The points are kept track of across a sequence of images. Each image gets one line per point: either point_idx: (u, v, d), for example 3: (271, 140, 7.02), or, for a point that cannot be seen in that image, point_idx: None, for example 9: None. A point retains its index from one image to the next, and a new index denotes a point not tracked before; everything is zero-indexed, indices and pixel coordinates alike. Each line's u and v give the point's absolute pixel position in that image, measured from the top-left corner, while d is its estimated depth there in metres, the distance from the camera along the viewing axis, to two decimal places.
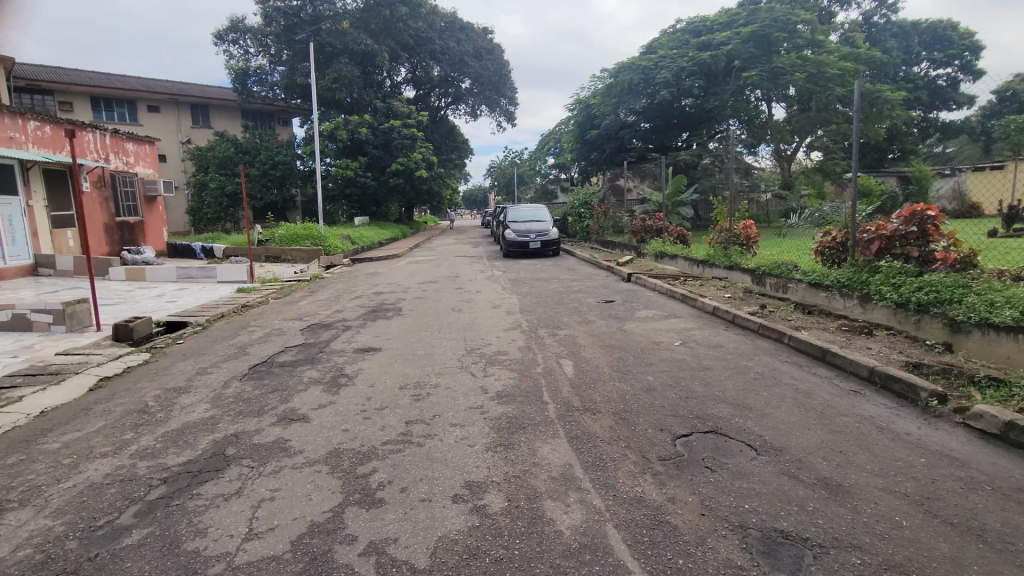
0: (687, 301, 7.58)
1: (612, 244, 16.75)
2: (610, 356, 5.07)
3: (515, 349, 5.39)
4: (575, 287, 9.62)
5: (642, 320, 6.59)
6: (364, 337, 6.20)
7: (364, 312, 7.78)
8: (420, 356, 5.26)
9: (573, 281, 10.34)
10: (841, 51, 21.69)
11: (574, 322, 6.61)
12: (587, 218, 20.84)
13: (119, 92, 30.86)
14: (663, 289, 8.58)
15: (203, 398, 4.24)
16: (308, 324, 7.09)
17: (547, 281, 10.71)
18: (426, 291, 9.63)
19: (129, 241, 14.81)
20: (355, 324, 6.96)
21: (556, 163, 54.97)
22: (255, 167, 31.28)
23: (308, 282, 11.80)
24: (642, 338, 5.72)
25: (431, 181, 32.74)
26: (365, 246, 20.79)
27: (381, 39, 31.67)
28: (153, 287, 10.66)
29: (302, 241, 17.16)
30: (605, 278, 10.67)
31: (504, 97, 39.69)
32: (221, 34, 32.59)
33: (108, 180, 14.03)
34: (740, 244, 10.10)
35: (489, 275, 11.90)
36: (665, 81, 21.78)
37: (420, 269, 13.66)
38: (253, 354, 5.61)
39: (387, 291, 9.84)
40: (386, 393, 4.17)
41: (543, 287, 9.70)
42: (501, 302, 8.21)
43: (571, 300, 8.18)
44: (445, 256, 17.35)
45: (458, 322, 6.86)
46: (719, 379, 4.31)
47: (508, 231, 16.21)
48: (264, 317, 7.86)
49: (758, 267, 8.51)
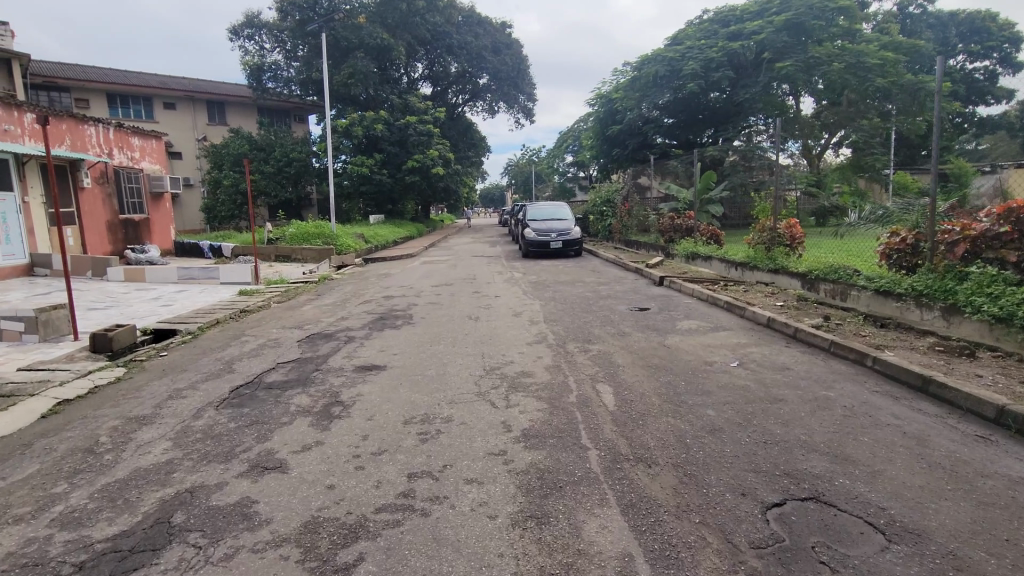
0: (733, 309, 6.69)
1: (637, 244, 15.85)
2: (658, 380, 4.23)
3: (541, 370, 4.57)
4: (602, 291, 8.79)
5: (684, 333, 5.74)
6: (367, 351, 5.43)
7: (372, 319, 7.04)
8: (431, 378, 4.47)
9: (600, 285, 9.51)
10: (880, 40, 20.51)
11: (607, 334, 5.79)
12: (609, 217, 19.97)
13: (135, 89, 30.61)
14: (703, 295, 7.70)
15: (165, 434, 3.49)
16: (308, 334, 6.36)
17: (571, 284, 9.89)
18: (440, 295, 8.89)
19: (134, 239, 14.27)
20: (360, 334, 6.20)
21: (575, 161, 54.11)
22: (270, 164, 30.83)
23: (316, 284, 11.11)
24: (690, 356, 4.87)
25: (448, 178, 32.02)
26: (380, 245, 20.12)
27: (398, 33, 31.07)
28: (151, 289, 10.04)
29: (313, 240, 16.53)
30: (634, 281, 9.82)
31: (522, 93, 38.87)
32: (236, 29, 32.27)
33: (111, 176, 13.47)
34: (785, 245, 9.17)
35: (508, 277, 11.12)
36: (692, 71, 20.82)
37: (434, 270, 12.92)
38: (238, 372, 4.88)
39: (398, 295, 9.10)
40: (386, 431, 3.38)
41: (567, 292, 8.89)
42: (522, 309, 7.41)
43: (601, 307, 7.35)
44: (461, 256, 16.59)
45: (475, 333, 6.08)
46: (800, 417, 3.44)
47: (527, 230, 15.40)
48: (262, 325, 7.15)
49: (810, 272, 7.60)
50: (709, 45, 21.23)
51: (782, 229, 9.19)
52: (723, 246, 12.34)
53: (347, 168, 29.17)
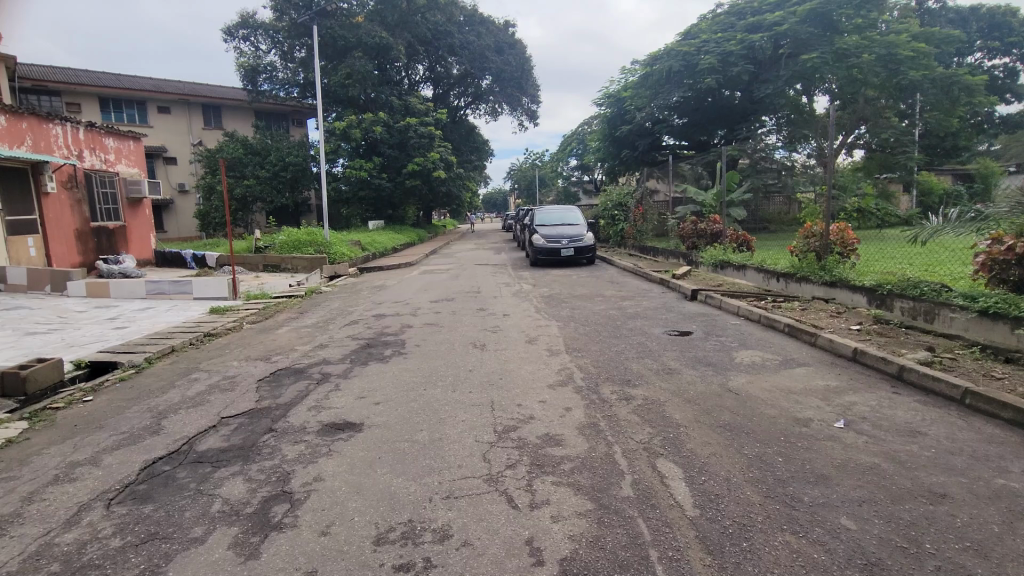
0: (798, 332, 5.48)
1: (655, 251, 14.65)
2: (745, 455, 2.97)
3: (575, 435, 3.33)
4: (630, 309, 7.54)
5: (750, 370, 4.48)
6: (344, 398, 4.18)
7: (356, 348, 5.79)
8: (425, 447, 3.22)
9: (626, 300, 8.27)
10: (910, 31, 19.23)
11: (650, 372, 4.54)
12: (622, 222, 18.75)
13: (127, 92, 29.58)
14: (752, 314, 6.47)
15: (7, 563, 2.25)
16: (274, 370, 5.11)
17: (591, 298, 8.66)
18: (441, 314, 7.68)
19: (108, 248, 13.06)
20: (338, 371, 4.96)
21: (580, 165, 52.97)
22: (265, 168, 29.63)
23: (301, 299, 9.90)
24: (772, 410, 3.61)
25: (450, 182, 30.85)
26: (377, 253, 18.96)
27: (398, 32, 30.00)
28: (113, 307, 8.81)
29: (304, 248, 15.35)
30: (662, 295, 8.59)
31: (527, 95, 37.68)
32: (231, 30, 31.16)
33: (80, 180, 12.23)
34: (837, 252, 7.90)
35: (517, 290, 9.91)
36: (709, 66, 19.62)
37: (435, 282, 11.72)
38: (166, 434, 3.63)
39: (393, 313, 7.88)
40: (349, 567, 2.14)
41: (588, 309, 7.66)
42: (539, 334, 6.16)
43: (633, 331, 6.09)
44: (464, 265, 15.40)
45: (482, 369, 4.83)
46: (1001, 538, 2.18)
47: (536, 236, 14.17)
48: (226, 355, 5.90)
49: (884, 286, 6.34)
50: (726, 38, 20.03)
51: (833, 235, 7.91)
52: (754, 253, 11.10)
53: (345, 172, 28.07)
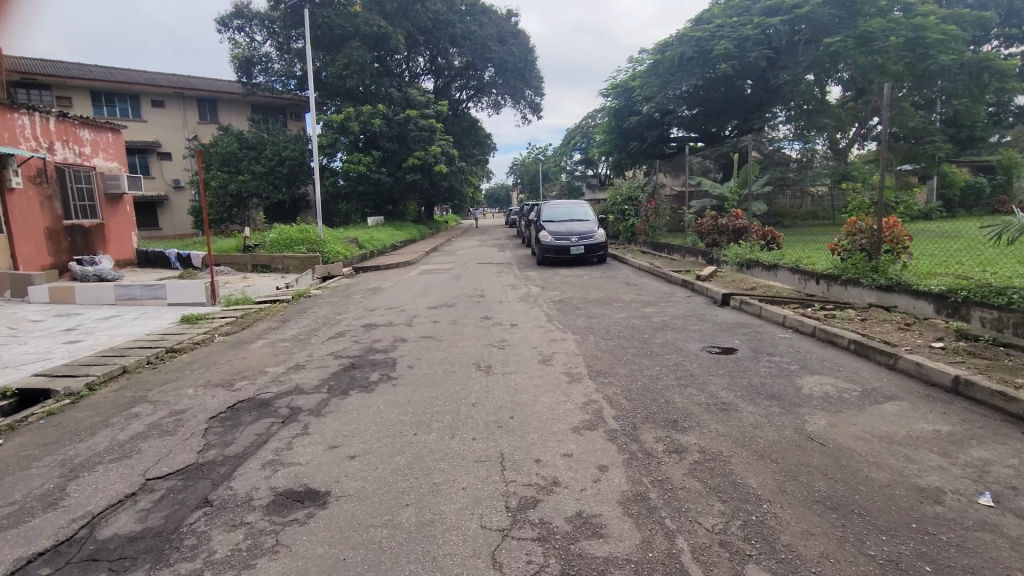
0: (869, 350, 4.53)
1: (670, 248, 13.72)
2: (878, 565, 2.03)
3: (620, 519, 2.38)
4: (656, 318, 6.58)
5: (830, 407, 3.53)
6: (312, 448, 3.25)
7: (337, 371, 4.86)
8: (410, 540, 2.29)
9: (651, 306, 7.31)
10: (937, 13, 18.18)
11: (699, 410, 3.59)
12: (633, 217, 17.76)
13: (120, 85, 28.67)
14: (804, 326, 5.51)
15: None
16: (234, 403, 4.17)
17: (610, 303, 7.74)
18: (440, 324, 6.76)
19: (83, 248, 12.13)
20: (310, 406, 4.02)
21: (583, 159, 52.01)
22: (260, 163, 28.66)
23: (288, 304, 8.99)
24: (883, 475, 2.66)
25: (452, 177, 29.87)
26: (376, 251, 18.02)
27: (397, 21, 28.98)
28: (74, 316, 7.88)
29: (297, 246, 14.42)
30: (688, 300, 7.65)
31: (530, 87, 36.63)
32: (224, 20, 30.14)
33: (50, 174, 11.28)
34: (890, 251, 6.95)
35: (525, 294, 8.97)
36: (725, 52, 18.59)
37: (434, 283, 10.81)
38: (64, 510, 2.68)
39: (385, 323, 6.94)
40: None
41: (609, 318, 6.71)
42: (556, 352, 5.20)
43: (665, 349, 5.15)
44: (466, 263, 14.50)
45: (488, 403, 3.88)
46: None
47: (543, 232, 13.23)
48: (183, 379, 4.95)
49: (962, 294, 5.35)
50: (742, 22, 19.03)
51: (885, 230, 6.95)
52: (784, 251, 10.15)
53: (343, 166, 27.14)
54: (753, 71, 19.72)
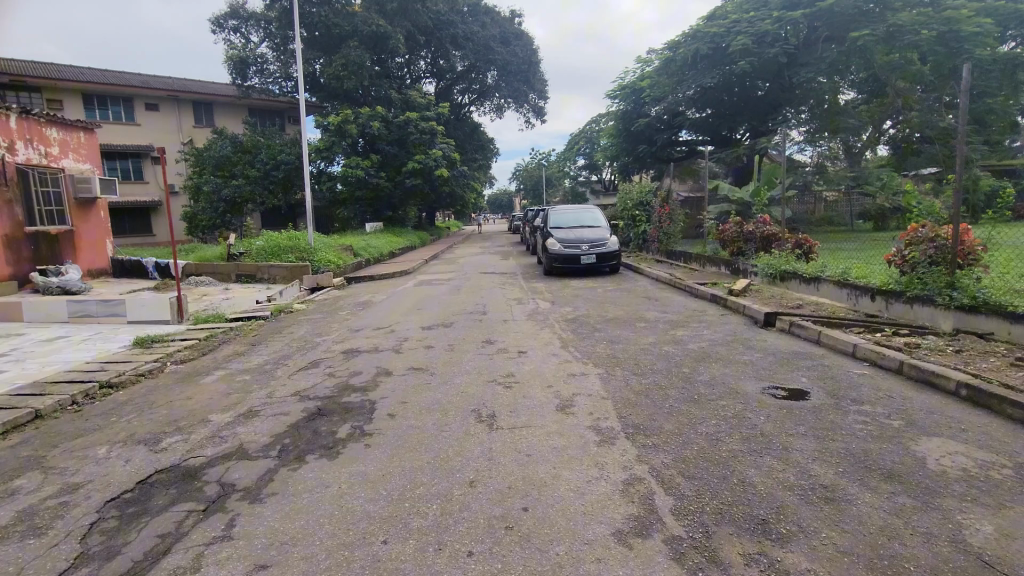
0: (993, 398, 3.45)
1: (688, 257, 12.70)
2: None
3: None
4: (693, 344, 5.51)
5: (991, 501, 2.44)
6: (233, 568, 2.18)
7: (299, 420, 3.80)
8: None
9: (683, 329, 6.23)
10: (968, 6, 17.21)
11: (793, 501, 2.51)
12: (645, 224, 16.72)
13: (112, 88, 27.80)
14: (886, 358, 4.42)
15: None
16: (149, 475, 3.10)
17: (634, 323, 6.67)
18: (435, 351, 5.69)
19: (49, 257, 11.09)
20: (249, 482, 2.93)
21: (587, 163, 51.19)
22: (255, 167, 27.71)
23: (263, 322, 7.91)
24: None
25: (453, 181, 28.92)
26: (371, 259, 16.97)
27: (397, 21, 28.08)
28: (13, 337, 6.81)
29: (285, 255, 13.39)
30: (725, 320, 6.58)
31: (534, 91, 35.66)
32: (219, 20, 29.24)
33: (10, 176, 10.26)
34: (966, 264, 5.86)
35: (533, 311, 7.90)
36: (742, 48, 17.64)
37: (432, 297, 9.75)
38: None
39: (370, 349, 5.87)
40: None
41: (637, 343, 5.63)
42: (577, 394, 4.12)
43: (717, 391, 4.05)
44: (466, 273, 13.43)
45: (493, 482, 2.79)
46: None
47: (551, 240, 12.17)
48: (103, 429, 3.87)
49: None
50: (759, 18, 18.14)
51: (959, 240, 5.88)
52: (822, 261, 9.10)
53: (341, 170, 26.19)
54: (770, 70, 18.88)
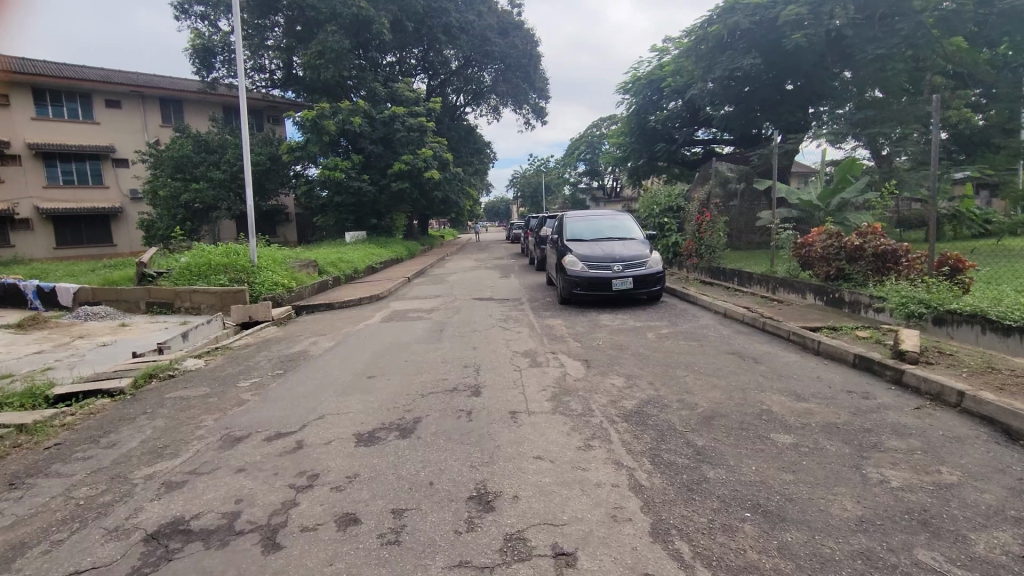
0: None
1: (751, 281, 9.58)
2: None
3: None
4: (980, 540, 2.27)
5: None
6: None
7: None
8: None
9: (888, 461, 3.00)
10: None
11: None
12: (676, 233, 13.51)
13: (65, 82, 24.53)
14: None
15: None
16: None
17: (764, 433, 3.47)
18: (360, 547, 2.41)
19: None
20: None
21: (588, 169, 48.16)
22: (221, 168, 24.45)
23: (99, 410, 4.62)
24: None
25: (446, 186, 25.81)
26: (340, 277, 13.74)
27: (381, 4, 24.93)
28: None
29: (216, 275, 10.12)
30: (950, 432, 3.36)
31: (534, 90, 32.55)
32: (184, 5, 25.99)
33: None
34: None
35: (559, 386, 4.66)
36: (795, 19, 14.93)
37: (400, 346, 6.54)
38: None
39: (217, 531, 2.58)
40: None
41: (835, 529, 2.39)
42: None
43: None
44: (457, 299, 10.22)
45: None
46: None
47: (569, 257, 8.94)
48: None
49: None
50: None
51: None
52: (997, 296, 5.99)
53: (318, 173, 23.06)
54: (819, 50, 16.15)
